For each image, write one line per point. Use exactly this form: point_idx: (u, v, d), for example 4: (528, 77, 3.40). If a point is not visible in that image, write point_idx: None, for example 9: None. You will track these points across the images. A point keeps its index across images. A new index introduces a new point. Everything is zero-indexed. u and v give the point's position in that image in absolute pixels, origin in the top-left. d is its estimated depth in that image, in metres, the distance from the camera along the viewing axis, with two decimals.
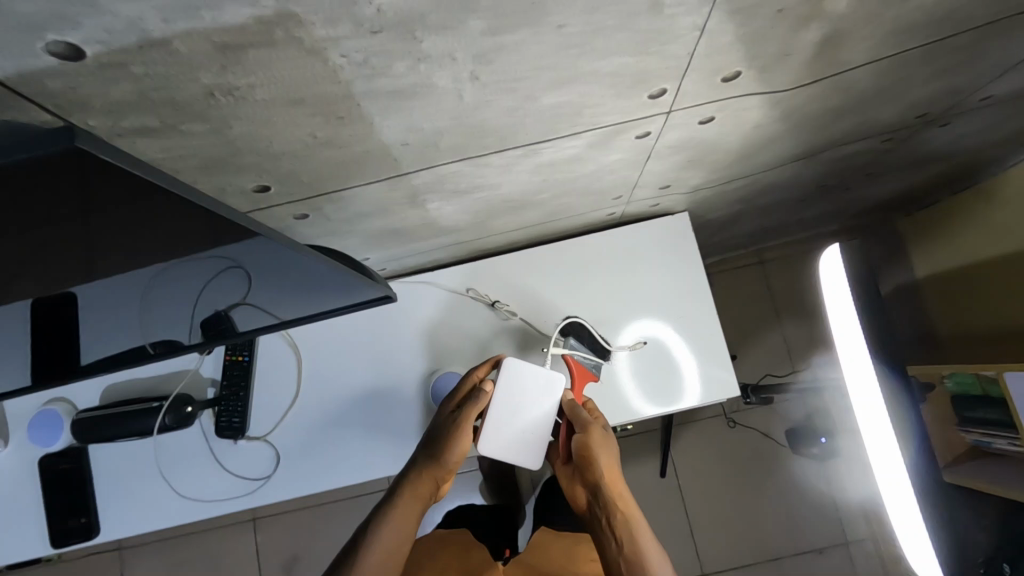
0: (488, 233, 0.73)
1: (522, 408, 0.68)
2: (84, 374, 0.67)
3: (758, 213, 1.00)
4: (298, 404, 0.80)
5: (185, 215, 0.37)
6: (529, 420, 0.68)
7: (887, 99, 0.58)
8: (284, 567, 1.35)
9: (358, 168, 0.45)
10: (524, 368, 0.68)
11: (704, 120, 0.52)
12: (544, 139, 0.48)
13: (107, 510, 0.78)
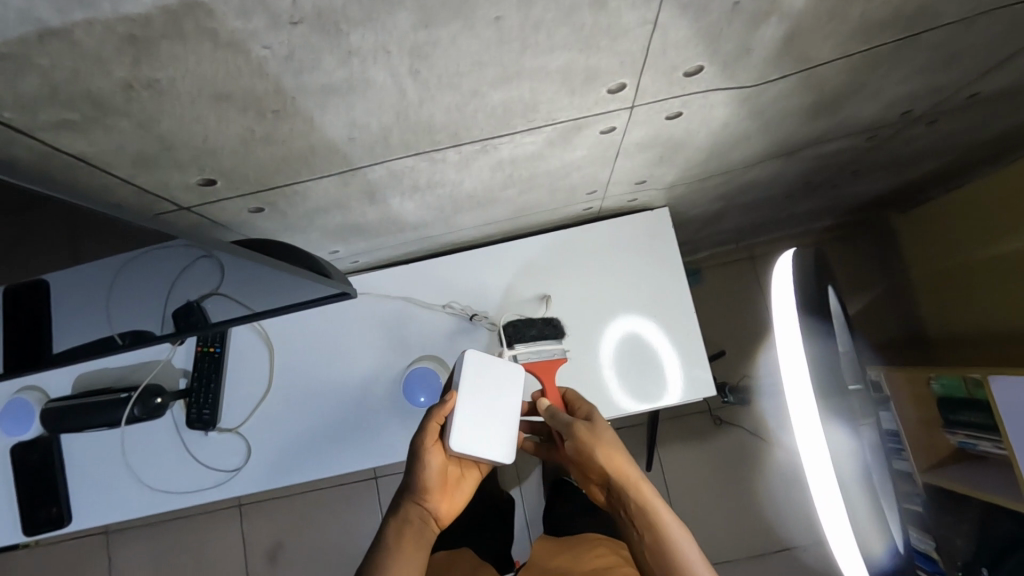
0: (459, 227, 0.71)
1: (486, 406, 0.63)
2: (47, 364, 0.66)
3: (743, 209, 0.98)
4: (269, 397, 0.80)
5: (113, 212, 0.36)
6: (498, 414, 0.63)
7: (865, 96, 0.56)
8: (268, 555, 1.35)
9: (306, 162, 0.44)
10: (480, 361, 0.64)
11: (671, 116, 0.50)
12: (500, 134, 0.47)
13: (78, 499, 0.78)
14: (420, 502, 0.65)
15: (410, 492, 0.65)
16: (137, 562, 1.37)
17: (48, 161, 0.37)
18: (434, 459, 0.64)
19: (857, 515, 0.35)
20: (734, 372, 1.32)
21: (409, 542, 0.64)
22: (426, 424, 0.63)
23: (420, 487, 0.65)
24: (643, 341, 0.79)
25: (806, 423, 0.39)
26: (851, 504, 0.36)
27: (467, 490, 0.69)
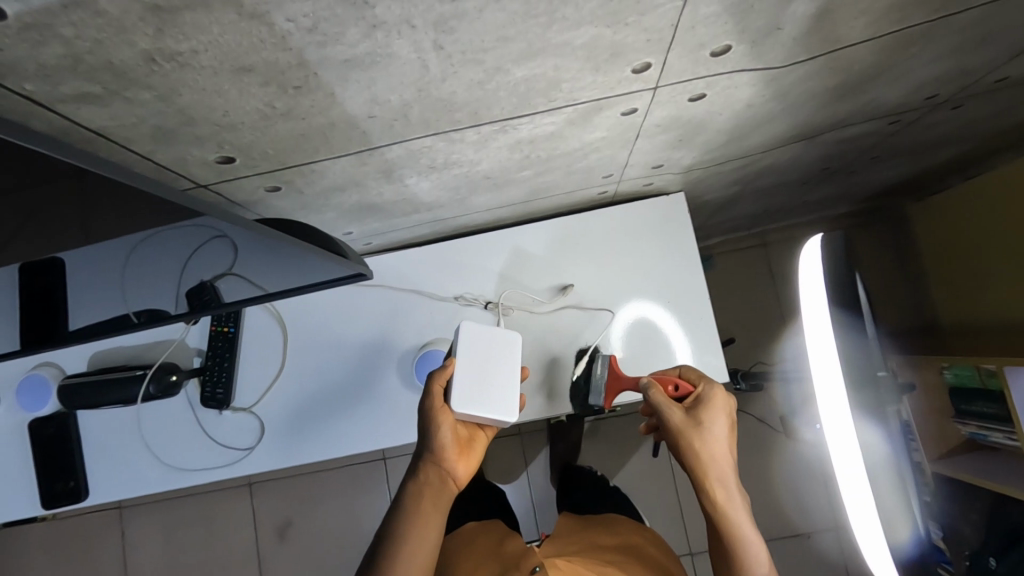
0: (472, 209, 0.71)
1: (484, 370, 0.65)
2: (65, 341, 0.67)
3: (758, 194, 0.97)
4: (281, 378, 0.80)
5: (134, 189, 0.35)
6: (494, 377, 0.65)
7: (890, 79, 0.55)
8: (277, 532, 1.38)
9: (324, 140, 0.44)
10: (476, 335, 0.66)
11: (694, 97, 0.49)
12: (521, 114, 0.46)
13: (94, 474, 0.79)
14: (438, 464, 0.65)
15: (428, 455, 0.65)
16: (150, 537, 1.40)
17: (68, 135, 0.37)
18: (444, 422, 0.65)
19: (885, 502, 0.38)
20: (743, 360, 1.32)
21: (428, 504, 0.63)
22: (431, 388, 0.65)
23: (437, 450, 0.65)
24: (653, 326, 0.78)
25: (838, 417, 0.42)
26: (878, 492, 0.38)
27: (482, 450, 0.69)
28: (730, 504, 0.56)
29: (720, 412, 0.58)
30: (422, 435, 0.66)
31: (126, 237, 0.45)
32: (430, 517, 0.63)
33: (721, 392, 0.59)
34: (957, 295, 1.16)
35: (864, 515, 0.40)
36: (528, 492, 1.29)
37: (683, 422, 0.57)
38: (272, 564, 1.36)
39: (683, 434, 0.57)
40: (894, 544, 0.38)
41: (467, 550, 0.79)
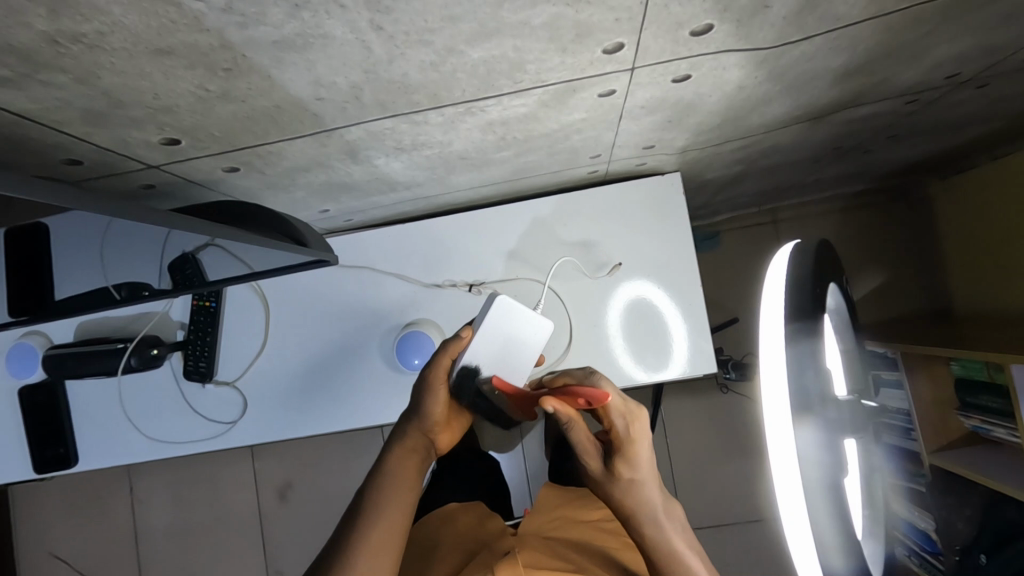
0: (453, 187, 0.68)
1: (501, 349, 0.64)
2: (45, 314, 0.67)
3: (765, 173, 0.92)
4: (263, 353, 0.80)
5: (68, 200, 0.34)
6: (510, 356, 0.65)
7: (904, 59, 0.50)
8: (276, 494, 1.41)
9: (275, 122, 0.41)
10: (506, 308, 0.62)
11: (678, 79, 0.45)
12: (485, 96, 0.43)
13: (83, 441, 0.81)
14: (426, 431, 0.65)
15: (418, 421, 0.65)
16: (157, 494, 1.45)
17: None
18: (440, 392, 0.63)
19: (821, 526, 0.32)
20: (744, 340, 1.29)
21: (407, 471, 0.63)
22: (436, 359, 0.63)
23: (428, 417, 0.64)
24: (644, 311, 0.76)
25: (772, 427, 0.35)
26: (814, 515, 0.33)
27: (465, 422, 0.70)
28: (665, 535, 0.55)
29: (638, 448, 0.52)
30: (413, 400, 0.65)
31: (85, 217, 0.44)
32: (406, 488, 0.61)
33: (636, 420, 0.51)
34: (978, 284, 1.12)
35: (798, 538, 0.34)
36: (522, 466, 1.30)
37: (598, 468, 0.55)
38: (272, 523, 1.41)
39: (601, 481, 0.56)
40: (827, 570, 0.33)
41: (443, 532, 0.78)
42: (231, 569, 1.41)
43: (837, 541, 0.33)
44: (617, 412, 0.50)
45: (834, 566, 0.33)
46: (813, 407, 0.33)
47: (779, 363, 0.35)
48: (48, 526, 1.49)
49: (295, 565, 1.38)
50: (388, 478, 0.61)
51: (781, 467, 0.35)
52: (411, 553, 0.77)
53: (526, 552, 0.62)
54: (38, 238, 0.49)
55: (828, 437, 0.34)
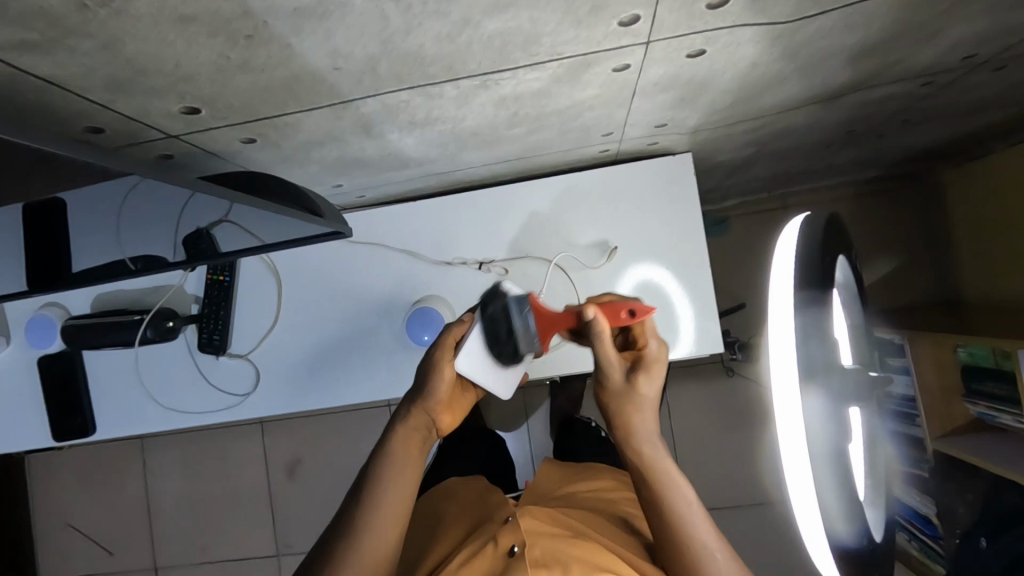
0: (464, 165, 0.68)
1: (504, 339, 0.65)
2: (66, 284, 0.68)
3: (778, 156, 0.91)
4: (276, 328, 0.81)
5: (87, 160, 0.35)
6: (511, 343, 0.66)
7: (921, 38, 0.50)
8: (285, 469, 1.44)
9: (292, 93, 0.42)
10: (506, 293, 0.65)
11: (693, 54, 0.45)
12: (501, 69, 0.43)
13: (101, 411, 0.83)
14: (429, 414, 0.64)
15: (420, 403, 0.64)
16: (170, 468, 1.48)
17: (16, 84, 0.36)
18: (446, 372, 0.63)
19: (823, 492, 0.33)
20: (752, 325, 1.29)
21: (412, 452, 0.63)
22: (442, 341, 0.63)
23: (433, 397, 0.63)
24: (651, 292, 0.76)
25: (777, 398, 0.36)
26: (819, 484, 0.33)
27: (467, 403, 0.69)
28: (660, 463, 0.56)
29: (657, 377, 0.55)
30: (419, 380, 0.64)
31: (113, 185, 0.46)
32: (411, 468, 0.62)
33: (663, 350, 0.55)
34: (986, 273, 1.12)
35: (801, 507, 0.35)
36: (527, 445, 1.32)
37: (618, 385, 0.55)
38: (281, 497, 1.43)
39: (621, 399, 0.55)
40: (831, 536, 0.34)
41: (449, 504, 0.80)
42: (241, 541, 1.44)
43: (838, 507, 0.34)
44: (653, 333, 0.55)
45: (837, 533, 0.34)
46: (818, 374, 0.34)
47: (787, 334, 0.35)
48: (64, 496, 1.53)
49: (304, 538, 1.42)
50: (394, 458, 0.62)
51: (784, 437, 0.36)
52: (417, 525, 0.79)
53: (527, 519, 0.64)
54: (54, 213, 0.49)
55: (833, 406, 0.35)
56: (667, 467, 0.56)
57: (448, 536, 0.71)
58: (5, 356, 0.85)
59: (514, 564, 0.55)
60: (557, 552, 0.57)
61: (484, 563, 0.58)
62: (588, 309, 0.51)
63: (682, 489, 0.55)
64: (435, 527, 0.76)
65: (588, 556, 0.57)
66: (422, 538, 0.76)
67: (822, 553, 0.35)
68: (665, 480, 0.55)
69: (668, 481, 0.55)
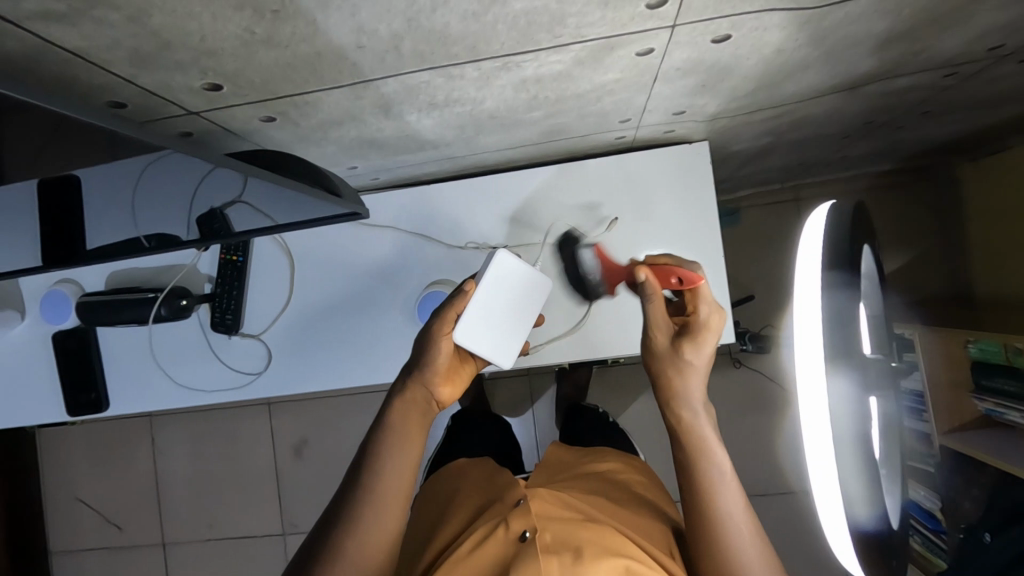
0: (480, 149, 0.68)
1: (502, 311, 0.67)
2: (83, 262, 0.69)
3: (793, 147, 0.91)
4: (288, 309, 0.81)
5: None
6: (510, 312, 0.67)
7: (949, 27, 0.49)
8: (292, 449, 1.45)
9: (314, 70, 0.42)
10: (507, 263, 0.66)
11: (717, 39, 0.45)
12: (524, 50, 0.43)
13: (114, 387, 0.84)
14: (425, 385, 0.64)
15: (418, 375, 0.64)
16: (178, 445, 1.50)
17: (42, 56, 0.36)
18: (442, 341, 0.64)
19: (849, 480, 0.33)
20: (760, 316, 1.29)
21: (412, 423, 0.63)
22: (442, 313, 0.64)
23: (428, 368, 0.64)
24: None
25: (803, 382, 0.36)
26: (843, 472, 0.33)
27: (467, 377, 0.68)
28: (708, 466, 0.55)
29: (709, 344, 0.57)
30: (418, 353, 0.65)
31: (134, 158, 0.45)
32: (410, 440, 0.62)
33: (717, 319, 0.57)
34: (996, 269, 1.11)
35: (823, 495, 0.35)
36: (532, 431, 1.33)
37: (663, 345, 0.58)
38: (288, 477, 1.45)
39: (661, 360, 0.58)
40: (852, 523, 0.34)
41: (461, 482, 0.80)
42: (247, 519, 1.47)
43: (861, 494, 0.33)
44: (705, 299, 0.56)
45: (859, 519, 0.34)
46: (841, 359, 0.34)
47: (814, 316, 0.36)
48: (74, 471, 1.55)
49: (309, 518, 1.43)
50: (392, 430, 0.62)
51: (809, 421, 0.36)
52: (427, 505, 0.80)
53: (538, 502, 0.64)
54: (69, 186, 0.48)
55: (857, 393, 0.35)
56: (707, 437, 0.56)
57: (458, 515, 0.72)
58: (20, 331, 0.86)
59: (525, 548, 0.56)
60: (568, 536, 0.57)
61: (495, 546, 0.58)
62: (639, 270, 0.56)
63: (730, 506, 0.54)
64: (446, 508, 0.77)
65: (597, 541, 0.58)
66: (433, 517, 0.77)
67: (843, 539, 0.35)
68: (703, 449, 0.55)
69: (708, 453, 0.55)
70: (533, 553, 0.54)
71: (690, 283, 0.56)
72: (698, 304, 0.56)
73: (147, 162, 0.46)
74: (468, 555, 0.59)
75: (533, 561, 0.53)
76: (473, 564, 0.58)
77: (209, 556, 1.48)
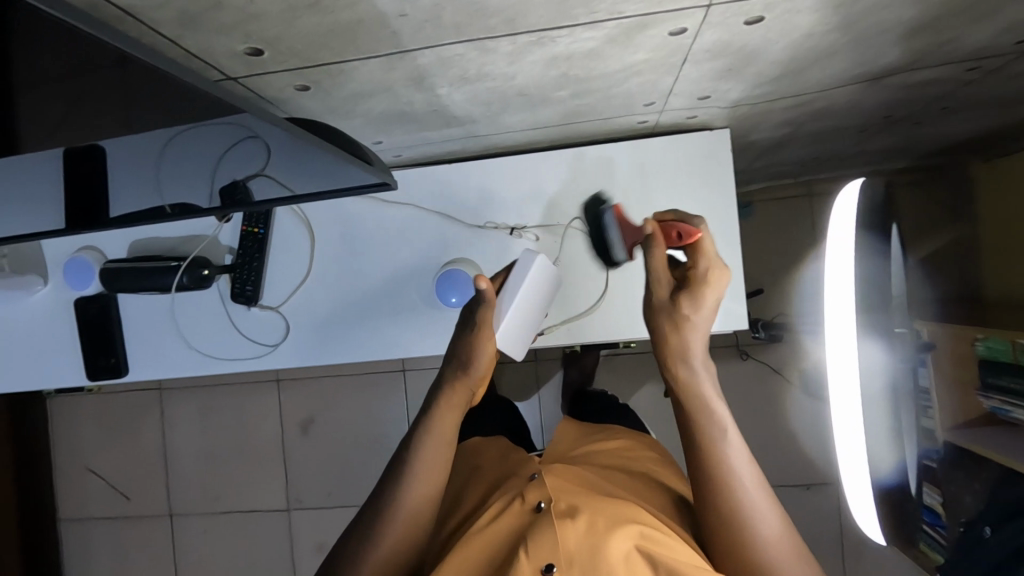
0: (504, 128, 0.69)
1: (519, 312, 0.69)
2: (108, 227, 0.70)
3: (812, 139, 0.91)
4: (308, 282, 0.83)
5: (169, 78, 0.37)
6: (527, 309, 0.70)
7: (979, 16, 0.50)
8: (300, 426, 1.47)
9: (354, 38, 0.43)
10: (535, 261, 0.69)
11: (750, 21, 0.45)
12: (559, 25, 0.43)
13: (134, 354, 0.86)
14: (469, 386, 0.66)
15: (463, 379, 0.66)
16: (187, 418, 1.52)
17: (96, 12, 0.37)
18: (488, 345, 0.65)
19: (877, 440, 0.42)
20: (769, 310, 1.30)
21: (451, 418, 0.65)
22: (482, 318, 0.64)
23: (474, 372, 0.65)
24: None
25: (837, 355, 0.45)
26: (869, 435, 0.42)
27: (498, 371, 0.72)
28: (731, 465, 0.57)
29: (711, 296, 0.58)
30: (458, 353, 0.66)
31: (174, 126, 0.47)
32: (449, 432, 0.65)
33: (718, 272, 0.58)
34: (1002, 269, 1.11)
35: (851, 455, 0.43)
36: (539, 415, 1.35)
37: (661, 296, 0.60)
38: (295, 454, 1.47)
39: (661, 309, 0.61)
40: (878, 477, 0.43)
41: (478, 457, 0.83)
42: (253, 493, 1.49)
43: (883, 453, 0.42)
44: (707, 253, 0.58)
45: (879, 474, 0.43)
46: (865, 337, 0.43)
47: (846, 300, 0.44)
48: (84, 441, 1.57)
49: (315, 494, 1.46)
50: (433, 425, 0.64)
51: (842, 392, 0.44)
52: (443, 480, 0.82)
53: (553, 476, 0.66)
54: (95, 155, 0.49)
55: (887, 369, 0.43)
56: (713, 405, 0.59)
57: (474, 489, 0.74)
58: (42, 296, 0.88)
59: (541, 517, 0.59)
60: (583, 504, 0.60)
61: (514, 517, 0.61)
62: (647, 223, 0.60)
63: (751, 492, 0.56)
64: (462, 483, 0.79)
65: (611, 508, 0.60)
66: (450, 491, 0.79)
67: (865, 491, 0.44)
68: (716, 416, 0.59)
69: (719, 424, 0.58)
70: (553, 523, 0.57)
71: (690, 237, 0.58)
72: (699, 256, 0.58)
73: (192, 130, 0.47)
74: (488, 524, 0.61)
75: (554, 530, 0.56)
76: (492, 531, 0.60)
77: (216, 528, 1.50)
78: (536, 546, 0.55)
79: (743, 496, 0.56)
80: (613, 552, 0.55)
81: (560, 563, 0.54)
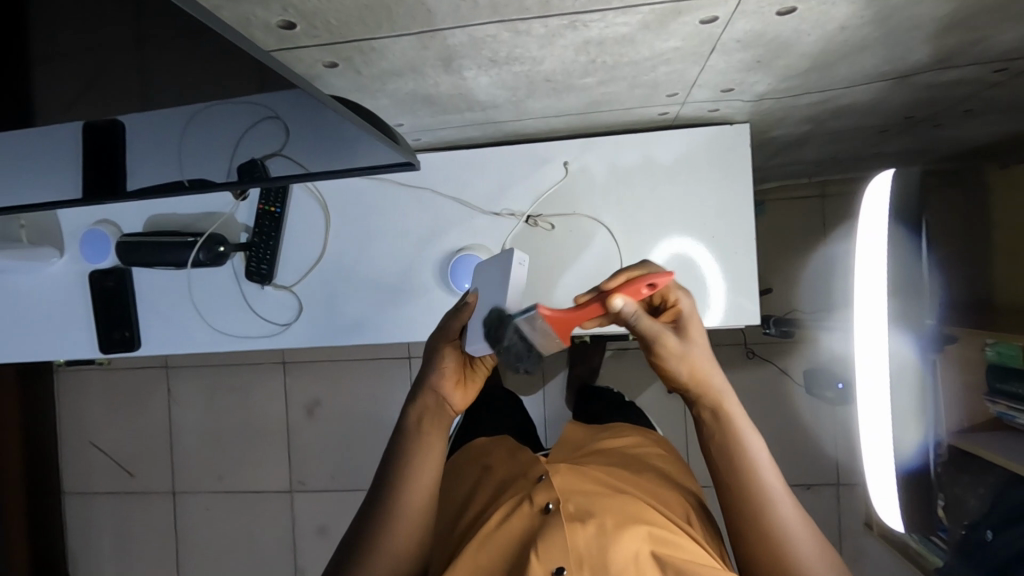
0: (526, 114, 0.69)
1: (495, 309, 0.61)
2: (126, 199, 0.70)
3: (829, 138, 0.91)
4: (322, 263, 0.83)
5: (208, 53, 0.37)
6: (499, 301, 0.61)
7: (1010, 17, 0.50)
8: (305, 409, 1.48)
9: (389, 15, 0.43)
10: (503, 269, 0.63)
11: (783, 11, 0.45)
12: (593, 9, 0.43)
13: (147, 329, 0.86)
14: (434, 392, 0.64)
15: (428, 384, 0.64)
16: (192, 397, 1.53)
17: None
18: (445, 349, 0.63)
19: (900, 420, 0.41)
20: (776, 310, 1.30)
21: (430, 428, 0.65)
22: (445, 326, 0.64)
23: (437, 374, 0.64)
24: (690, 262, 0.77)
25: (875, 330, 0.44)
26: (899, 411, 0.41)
27: (482, 377, 0.66)
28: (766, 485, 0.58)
29: (697, 329, 0.57)
30: (426, 361, 0.64)
31: (200, 110, 0.47)
32: (430, 440, 0.65)
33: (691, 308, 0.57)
34: (1012, 275, 1.11)
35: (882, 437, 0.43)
36: (543, 407, 1.35)
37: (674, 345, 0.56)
38: (299, 435, 1.48)
39: (679, 359, 0.56)
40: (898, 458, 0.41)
41: (495, 452, 0.84)
42: (255, 474, 1.50)
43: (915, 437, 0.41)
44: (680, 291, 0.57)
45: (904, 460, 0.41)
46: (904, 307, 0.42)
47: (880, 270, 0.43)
48: (88, 415, 1.58)
49: (317, 477, 1.47)
50: (414, 436, 0.65)
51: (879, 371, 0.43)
52: (456, 478, 0.83)
53: (560, 475, 0.67)
54: (124, 129, 0.50)
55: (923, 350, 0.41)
56: (734, 413, 0.59)
57: (485, 489, 0.75)
58: (57, 268, 0.88)
59: (552, 519, 0.60)
60: (591, 506, 0.61)
61: (523, 519, 0.62)
62: (616, 299, 0.50)
63: (783, 509, 0.57)
64: (475, 480, 0.79)
65: (620, 508, 0.61)
66: (459, 491, 0.79)
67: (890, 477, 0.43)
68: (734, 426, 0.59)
69: (739, 437, 0.59)
70: (559, 528, 0.58)
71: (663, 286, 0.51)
72: (676, 297, 0.57)
73: (221, 114, 0.47)
74: (497, 527, 0.62)
75: (559, 532, 0.57)
76: (505, 535, 0.61)
77: (216, 507, 1.51)
78: (547, 548, 0.56)
79: (777, 514, 0.57)
80: (619, 553, 0.55)
81: (570, 564, 0.55)
